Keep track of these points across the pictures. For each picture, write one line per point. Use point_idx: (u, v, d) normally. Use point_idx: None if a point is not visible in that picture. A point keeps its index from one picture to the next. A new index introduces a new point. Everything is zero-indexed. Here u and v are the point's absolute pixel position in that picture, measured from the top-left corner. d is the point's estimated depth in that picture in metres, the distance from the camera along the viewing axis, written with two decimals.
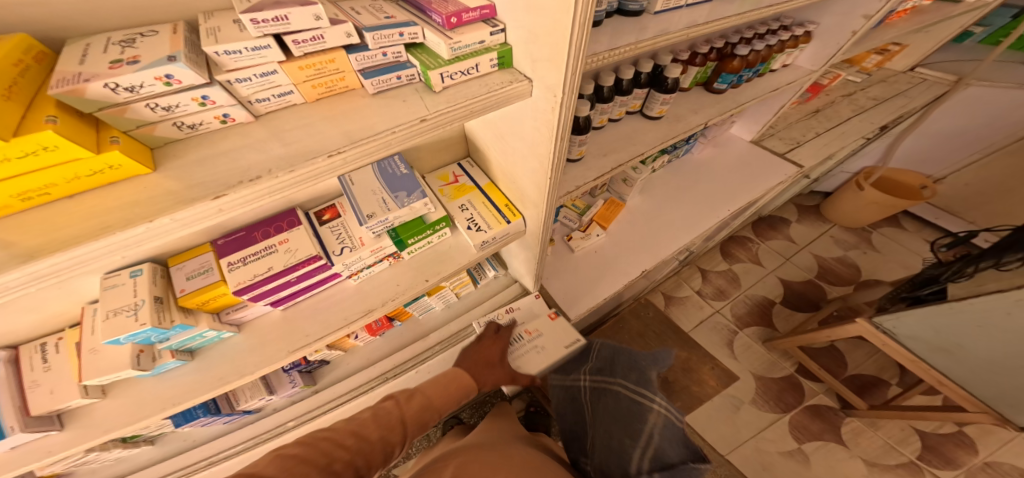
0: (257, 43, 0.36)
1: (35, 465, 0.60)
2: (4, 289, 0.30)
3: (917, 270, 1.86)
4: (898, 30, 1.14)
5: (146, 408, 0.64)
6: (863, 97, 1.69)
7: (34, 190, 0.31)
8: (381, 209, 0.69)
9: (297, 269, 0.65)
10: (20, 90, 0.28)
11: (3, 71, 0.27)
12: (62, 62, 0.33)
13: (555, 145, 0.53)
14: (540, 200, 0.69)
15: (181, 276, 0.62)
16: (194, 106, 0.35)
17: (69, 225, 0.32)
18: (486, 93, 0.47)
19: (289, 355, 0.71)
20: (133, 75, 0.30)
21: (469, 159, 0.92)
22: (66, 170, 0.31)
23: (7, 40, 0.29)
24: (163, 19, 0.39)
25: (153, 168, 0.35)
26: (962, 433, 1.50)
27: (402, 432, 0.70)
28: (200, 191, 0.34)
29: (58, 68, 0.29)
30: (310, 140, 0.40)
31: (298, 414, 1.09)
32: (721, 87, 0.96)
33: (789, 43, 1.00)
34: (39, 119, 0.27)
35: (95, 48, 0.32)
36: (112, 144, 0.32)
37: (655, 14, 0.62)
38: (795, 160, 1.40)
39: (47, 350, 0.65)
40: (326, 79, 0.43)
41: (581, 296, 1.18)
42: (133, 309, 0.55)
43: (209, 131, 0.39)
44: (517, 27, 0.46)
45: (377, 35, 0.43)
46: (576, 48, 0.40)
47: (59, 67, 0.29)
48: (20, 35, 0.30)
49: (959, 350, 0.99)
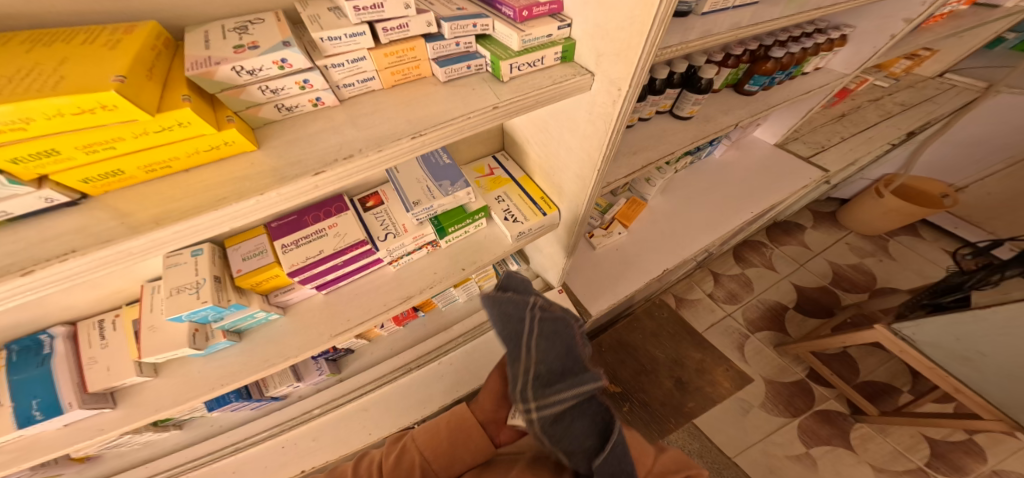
0: (355, 30, 0.39)
1: (82, 444, 0.62)
2: (124, 256, 0.32)
3: (933, 279, 1.87)
4: (936, 33, 1.19)
5: (195, 388, 0.65)
6: (889, 101, 1.71)
7: (158, 164, 0.34)
8: (426, 197, 0.71)
9: (345, 253, 0.66)
10: (157, 72, 0.31)
11: (146, 55, 0.30)
12: (183, 46, 0.36)
13: (610, 138, 0.55)
14: (581, 193, 0.70)
15: (238, 256, 0.64)
16: (295, 90, 0.39)
17: (184, 197, 0.34)
18: (550, 85, 0.49)
19: (330, 339, 0.72)
20: (256, 59, 0.34)
21: (503, 152, 0.93)
22: (189, 145, 0.33)
23: (143, 28, 0.33)
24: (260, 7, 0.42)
25: (256, 146, 0.38)
26: (972, 441, 1.50)
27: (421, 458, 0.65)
28: (297, 169, 0.37)
29: (189, 52, 0.34)
30: (387, 125, 0.42)
31: (323, 402, 1.10)
32: (751, 89, 0.99)
33: (825, 45, 1.03)
34: (176, 98, 0.31)
35: (214, 35, 0.37)
36: (228, 122, 0.35)
37: (701, 15, 0.64)
38: (819, 165, 1.41)
39: (105, 327, 0.67)
40: (404, 66, 0.45)
41: (603, 293, 1.19)
42: (195, 287, 0.57)
43: (302, 114, 0.42)
44: (584, 22, 0.48)
45: (454, 25, 0.45)
46: (650, 43, 0.42)
47: (189, 51, 0.34)
48: (151, 24, 0.34)
49: (980, 358, 1.00)
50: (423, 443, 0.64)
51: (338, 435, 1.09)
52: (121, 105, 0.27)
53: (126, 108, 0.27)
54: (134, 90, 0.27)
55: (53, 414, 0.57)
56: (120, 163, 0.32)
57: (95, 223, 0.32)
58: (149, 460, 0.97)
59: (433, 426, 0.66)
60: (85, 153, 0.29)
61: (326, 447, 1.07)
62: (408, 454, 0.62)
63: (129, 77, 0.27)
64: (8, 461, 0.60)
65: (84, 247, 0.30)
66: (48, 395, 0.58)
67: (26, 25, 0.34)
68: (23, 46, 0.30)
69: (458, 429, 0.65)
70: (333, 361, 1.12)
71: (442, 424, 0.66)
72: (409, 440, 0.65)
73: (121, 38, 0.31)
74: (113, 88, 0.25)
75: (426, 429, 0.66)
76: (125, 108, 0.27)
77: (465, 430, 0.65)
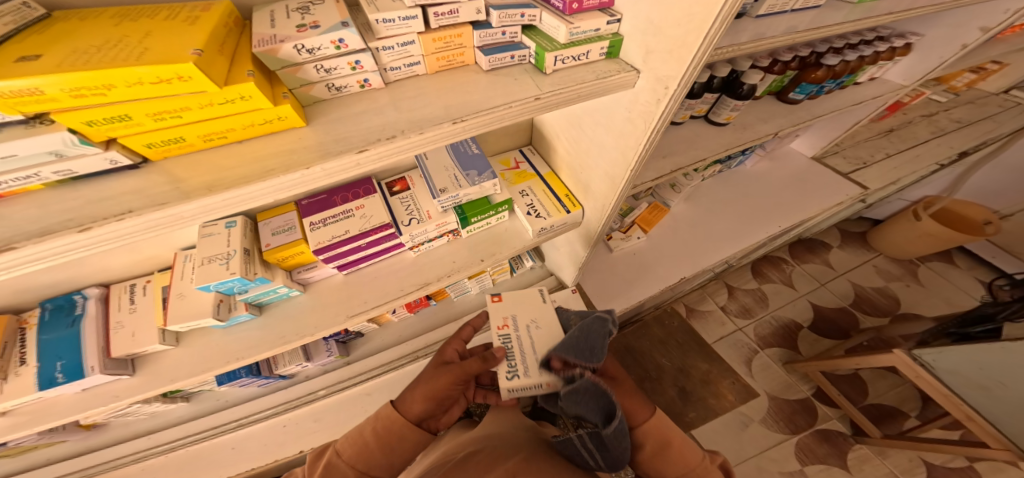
0: (408, 13, 0.39)
1: (98, 408, 0.63)
2: (170, 222, 0.33)
3: (962, 308, 1.81)
4: (1009, 45, 1.15)
5: (213, 360, 0.67)
6: (942, 119, 1.65)
7: (217, 134, 0.34)
8: (453, 185, 0.71)
9: (369, 235, 0.67)
10: (228, 48, 0.32)
11: (219, 30, 0.31)
12: (250, 24, 0.37)
13: (648, 138, 0.54)
14: (609, 192, 0.69)
15: (268, 231, 0.66)
16: (347, 70, 0.39)
17: (237, 167, 0.35)
18: (595, 79, 0.48)
19: (346, 320, 0.73)
20: (316, 37, 0.34)
21: (530, 147, 0.93)
22: (245, 118, 0.34)
23: (218, 4, 0.34)
24: None
25: (306, 122, 0.38)
26: (974, 469, 1.46)
27: (359, 457, 0.54)
28: (341, 146, 0.37)
29: (256, 30, 0.35)
30: (429, 110, 0.42)
31: (329, 384, 1.13)
32: (796, 97, 0.97)
33: (885, 54, 0.98)
34: (242, 73, 0.31)
35: (279, 14, 0.37)
36: (283, 99, 0.35)
37: (756, 17, 0.62)
38: (857, 181, 1.37)
39: (135, 291, 0.69)
40: (449, 52, 0.45)
41: (615, 296, 1.20)
42: (225, 258, 0.58)
43: (349, 95, 0.42)
44: (636, 18, 0.47)
45: (503, 14, 0.45)
46: (706, 44, 0.40)
47: (257, 29, 0.35)
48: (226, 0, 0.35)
49: (1002, 389, 0.97)
50: (348, 449, 0.55)
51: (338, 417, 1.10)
52: (192, 77, 0.27)
53: (198, 79, 0.28)
54: (209, 63, 0.28)
55: (75, 377, 0.59)
56: (181, 130, 0.33)
57: (151, 186, 0.33)
58: (152, 432, 1.00)
59: (359, 430, 0.57)
60: (153, 120, 0.30)
61: (328, 428, 1.10)
62: (337, 468, 0.54)
63: (205, 50, 0.28)
64: (26, 422, 0.62)
65: (138, 208, 0.31)
66: (73, 359, 0.60)
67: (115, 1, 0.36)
68: (110, 20, 0.31)
69: (391, 435, 0.56)
70: (342, 343, 1.14)
71: (367, 422, 0.58)
72: (333, 455, 0.56)
73: (199, 14, 0.32)
74: (191, 60, 0.26)
75: (353, 435, 0.57)
76: (198, 79, 0.28)
77: (398, 431, 0.56)
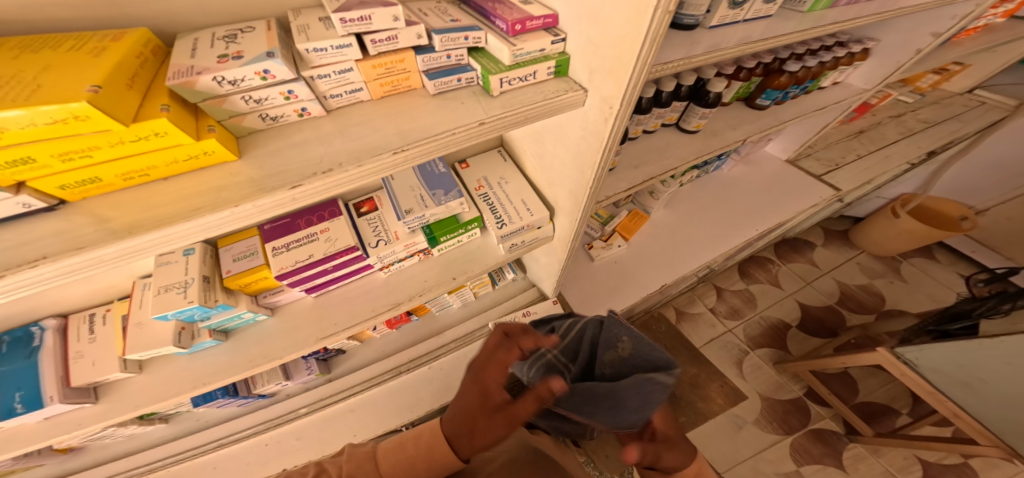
0: (341, 42, 0.38)
1: (61, 437, 0.62)
2: (97, 262, 0.32)
3: (945, 303, 1.83)
4: (966, 48, 1.18)
5: (178, 386, 0.65)
6: (912, 118, 1.69)
7: (137, 172, 0.33)
8: (419, 205, 0.70)
9: (334, 259, 0.66)
10: (140, 82, 0.31)
11: (129, 64, 0.30)
12: (172, 55, 0.36)
13: (602, 155, 0.54)
14: (574, 207, 0.69)
15: (229, 257, 0.64)
16: (280, 100, 0.39)
17: (162, 206, 0.34)
18: (541, 100, 0.48)
19: (316, 343, 0.72)
20: (237, 69, 0.34)
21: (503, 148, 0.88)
22: (167, 154, 0.33)
23: (132, 35, 0.33)
24: (258, 14, 0.43)
25: (238, 155, 0.38)
26: (967, 465, 1.47)
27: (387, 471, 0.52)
28: (277, 180, 0.36)
29: (175, 61, 0.34)
30: (372, 137, 0.42)
31: (311, 402, 1.09)
32: (763, 103, 0.98)
33: (845, 59, 1.01)
34: (154, 108, 0.31)
35: (203, 44, 0.37)
36: (208, 132, 0.35)
37: (709, 29, 0.63)
38: (832, 182, 1.39)
39: (95, 321, 0.67)
40: (393, 78, 0.45)
41: (599, 305, 1.19)
42: (183, 287, 0.57)
43: (287, 123, 0.42)
44: (579, 37, 0.47)
45: (445, 38, 0.45)
46: (642, 62, 0.40)
47: (175, 61, 0.34)
48: (142, 31, 0.34)
49: (981, 386, 0.99)
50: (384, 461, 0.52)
51: (322, 435, 1.08)
52: (93, 116, 0.26)
53: (100, 118, 0.27)
54: (110, 100, 0.27)
55: (32, 408, 0.57)
56: (95, 170, 0.32)
57: (73, 228, 0.32)
58: (130, 453, 0.98)
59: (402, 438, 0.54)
60: (60, 160, 0.29)
61: (309, 447, 1.05)
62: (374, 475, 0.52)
63: (106, 87, 0.27)
64: None
65: (55, 253, 0.30)
66: (31, 389, 0.58)
67: (27, 32, 0.35)
68: (11, 54, 0.30)
69: (435, 455, 0.52)
70: (323, 360, 1.12)
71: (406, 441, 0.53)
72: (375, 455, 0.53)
73: (108, 46, 0.31)
74: (86, 99, 0.25)
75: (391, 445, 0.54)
76: (99, 118, 0.27)
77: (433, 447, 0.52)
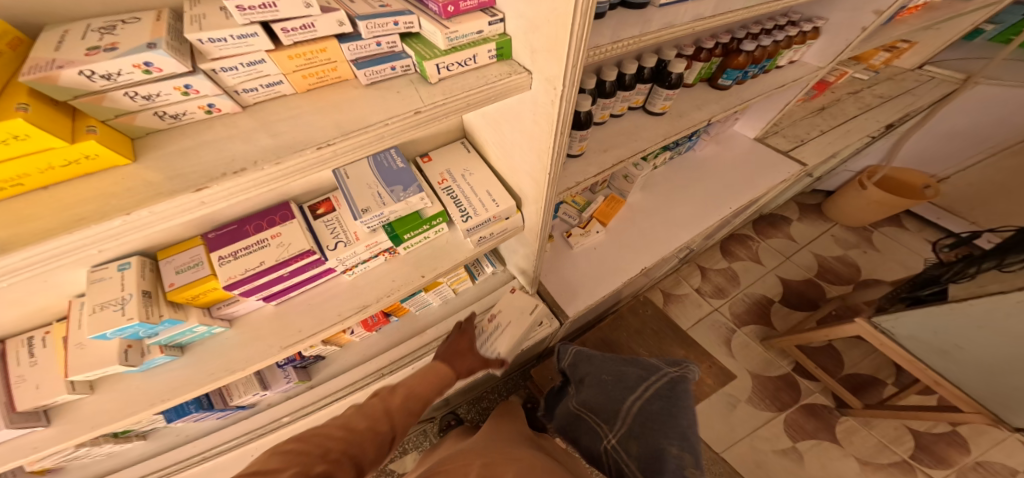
0: (244, 31, 0.35)
1: (22, 461, 0.60)
2: None
3: (914, 270, 1.86)
4: (908, 25, 1.16)
5: (133, 405, 0.62)
6: (868, 94, 1.68)
7: (6, 181, 0.30)
8: (376, 203, 0.67)
9: (289, 264, 0.63)
10: None
11: None
12: (36, 48, 0.32)
13: (555, 140, 0.52)
14: (538, 195, 0.67)
15: (170, 269, 0.61)
16: (177, 96, 0.35)
17: (41, 219, 0.31)
18: (485, 85, 0.46)
19: (280, 351, 0.69)
20: (108, 61, 0.30)
21: (465, 139, 0.86)
22: (41, 160, 0.30)
23: None
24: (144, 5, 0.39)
25: (132, 159, 0.35)
26: (956, 432, 1.51)
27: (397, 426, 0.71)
28: (181, 183, 0.33)
29: (33, 55, 0.30)
30: (303, 131, 0.39)
31: (293, 410, 1.07)
32: (725, 83, 0.95)
33: (797, 38, 0.99)
34: (10, 108, 0.27)
35: (72, 36, 0.33)
36: (88, 134, 0.31)
37: (659, 7, 0.60)
38: (798, 158, 1.38)
39: (34, 344, 0.63)
40: (317, 69, 0.42)
41: (579, 294, 1.18)
42: (120, 304, 0.53)
43: (192, 122, 0.39)
44: (516, 17, 0.45)
45: (371, 24, 0.42)
46: (577, 39, 0.38)
47: (34, 54, 0.30)
48: None
49: (957, 351, 1.00)
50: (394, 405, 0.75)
51: None
52: None
53: None
54: None
55: None
56: None
57: None
58: (111, 471, 0.95)
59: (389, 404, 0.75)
60: None
61: None
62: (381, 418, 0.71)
63: None
64: None
65: None
66: None
67: None
68: None
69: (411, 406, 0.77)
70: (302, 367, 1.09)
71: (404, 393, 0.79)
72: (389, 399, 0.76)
73: None
74: None
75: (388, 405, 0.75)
76: None
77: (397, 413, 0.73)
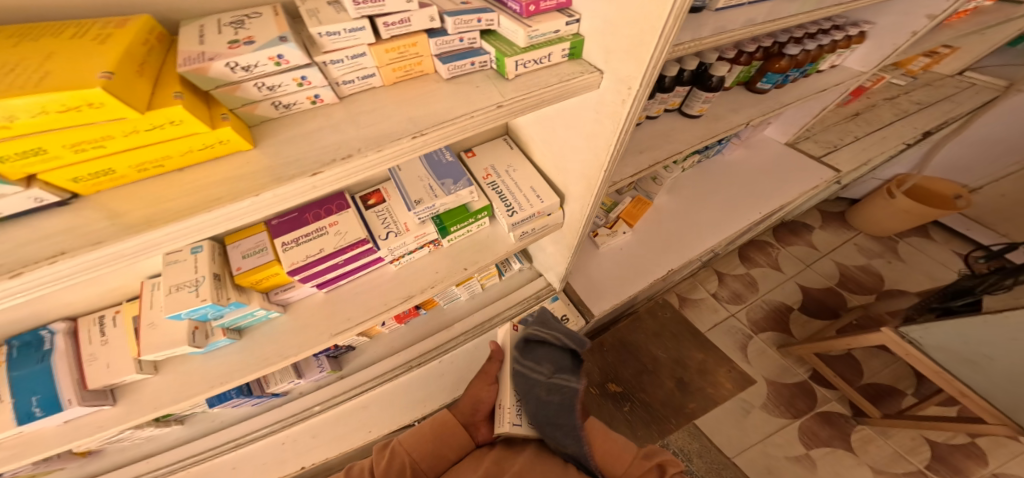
0: (354, 25, 0.37)
1: (84, 440, 0.62)
2: (118, 257, 0.31)
3: (942, 281, 1.84)
4: (955, 31, 1.16)
5: (194, 386, 0.65)
6: (905, 100, 1.68)
7: (151, 164, 0.33)
8: (428, 195, 0.69)
9: (345, 252, 0.65)
10: (149, 69, 0.30)
11: (136, 50, 0.29)
12: (177, 41, 0.35)
13: (618, 138, 0.53)
14: (586, 192, 0.68)
15: (238, 254, 0.64)
16: (292, 87, 0.38)
17: (174, 198, 0.33)
18: (559, 82, 0.47)
19: (330, 339, 0.72)
20: (251, 54, 0.33)
21: (508, 137, 0.88)
22: (182, 144, 0.32)
23: (135, 21, 0.32)
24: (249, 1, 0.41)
25: (253, 144, 0.37)
26: (975, 444, 1.49)
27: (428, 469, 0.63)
28: (294, 168, 0.35)
29: (181, 48, 0.33)
30: (388, 123, 0.41)
31: (323, 400, 1.09)
32: (764, 87, 0.97)
33: (842, 42, 1.00)
34: (167, 96, 0.30)
35: (209, 29, 0.35)
36: (222, 121, 0.34)
37: (716, 11, 0.62)
38: (829, 165, 1.39)
39: (105, 323, 0.66)
40: (405, 63, 0.44)
41: (604, 293, 1.19)
42: (194, 285, 0.56)
43: (299, 111, 0.41)
44: (593, 18, 0.46)
45: (458, 20, 0.44)
46: (663, 41, 0.40)
47: (183, 47, 0.33)
48: (144, 17, 0.33)
49: (987, 362, 0.99)
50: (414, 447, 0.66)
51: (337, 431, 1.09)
52: (107, 103, 0.26)
53: (114, 105, 0.26)
54: (122, 86, 0.26)
55: (52, 411, 0.57)
56: (110, 161, 0.31)
57: (85, 223, 0.31)
58: (150, 455, 0.98)
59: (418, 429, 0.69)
60: (73, 151, 0.28)
61: (327, 443, 1.08)
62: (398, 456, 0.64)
63: (117, 73, 0.26)
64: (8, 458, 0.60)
65: (73, 248, 0.29)
66: (48, 391, 0.57)
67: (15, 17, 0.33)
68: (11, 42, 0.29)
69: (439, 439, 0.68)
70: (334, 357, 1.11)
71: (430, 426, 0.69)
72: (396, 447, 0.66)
73: (113, 32, 0.30)
74: (99, 85, 0.24)
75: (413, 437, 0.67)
76: (114, 105, 0.26)
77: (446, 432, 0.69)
